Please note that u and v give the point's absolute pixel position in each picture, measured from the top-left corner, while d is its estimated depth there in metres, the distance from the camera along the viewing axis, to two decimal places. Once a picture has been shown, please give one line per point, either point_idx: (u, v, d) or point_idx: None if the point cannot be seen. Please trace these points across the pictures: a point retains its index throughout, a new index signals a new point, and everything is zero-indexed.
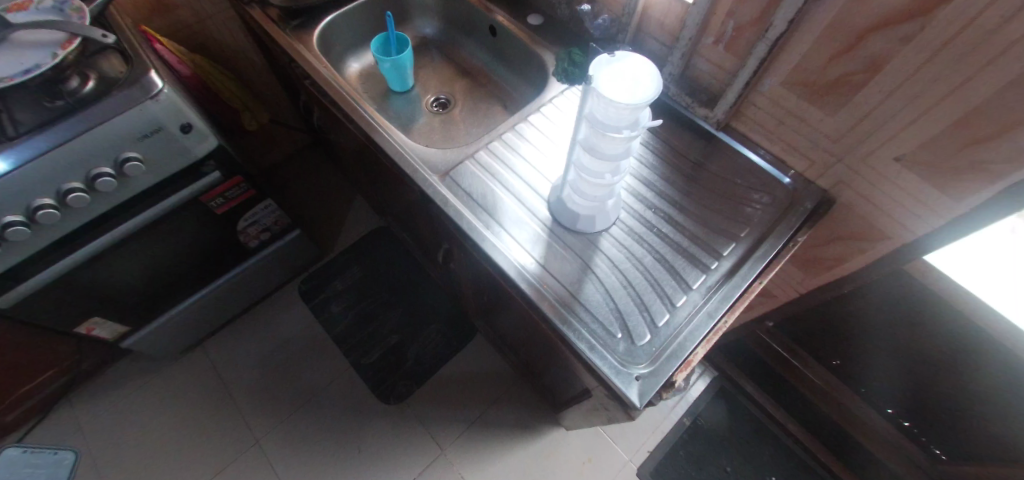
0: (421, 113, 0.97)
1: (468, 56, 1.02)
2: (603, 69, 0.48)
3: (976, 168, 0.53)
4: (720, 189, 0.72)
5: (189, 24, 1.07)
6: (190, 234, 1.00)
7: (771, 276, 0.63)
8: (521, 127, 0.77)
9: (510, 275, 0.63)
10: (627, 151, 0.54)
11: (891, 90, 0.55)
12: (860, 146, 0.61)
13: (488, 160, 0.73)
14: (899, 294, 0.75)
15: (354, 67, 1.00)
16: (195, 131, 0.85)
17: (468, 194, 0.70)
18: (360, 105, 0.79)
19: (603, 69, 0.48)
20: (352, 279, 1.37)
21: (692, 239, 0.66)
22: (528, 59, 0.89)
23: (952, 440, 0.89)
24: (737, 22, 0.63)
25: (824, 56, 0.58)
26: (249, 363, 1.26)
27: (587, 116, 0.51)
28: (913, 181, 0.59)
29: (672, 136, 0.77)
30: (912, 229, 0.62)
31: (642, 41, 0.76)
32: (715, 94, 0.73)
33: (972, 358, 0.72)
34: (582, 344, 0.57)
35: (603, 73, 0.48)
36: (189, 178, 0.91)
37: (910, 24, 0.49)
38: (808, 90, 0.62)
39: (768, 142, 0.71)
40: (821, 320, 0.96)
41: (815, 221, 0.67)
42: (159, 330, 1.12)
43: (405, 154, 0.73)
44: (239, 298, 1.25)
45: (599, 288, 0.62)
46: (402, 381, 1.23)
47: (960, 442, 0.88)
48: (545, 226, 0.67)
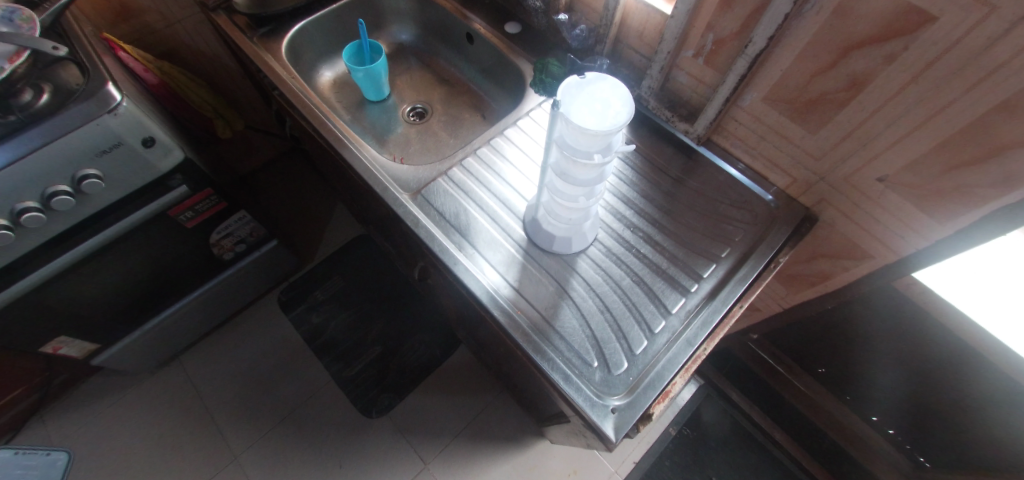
0: (397, 123, 0.93)
1: (446, 64, 0.99)
2: (572, 93, 0.46)
3: (960, 191, 0.51)
4: (701, 207, 0.70)
5: (157, 29, 1.03)
6: (159, 249, 0.97)
7: (752, 299, 0.61)
8: (497, 142, 0.74)
9: (482, 300, 0.60)
10: (599, 176, 0.51)
11: (873, 110, 0.53)
12: (842, 166, 0.59)
13: (462, 177, 0.70)
14: (883, 310, 0.74)
15: (327, 76, 0.96)
16: (159, 145, 0.81)
17: (440, 214, 0.67)
18: (329, 119, 0.76)
19: (571, 91, 0.46)
20: (333, 289, 1.34)
21: (672, 260, 0.64)
22: (506, 69, 0.86)
23: (936, 449, 0.89)
24: (717, 35, 0.60)
25: (804, 73, 0.56)
26: (226, 377, 1.22)
27: (557, 140, 0.49)
28: (896, 202, 0.57)
29: (652, 150, 0.75)
30: (897, 249, 0.60)
31: (620, 53, 0.74)
32: (695, 107, 0.71)
33: (958, 374, 0.71)
34: (556, 374, 0.55)
35: (572, 98, 0.46)
36: (155, 192, 0.87)
37: (892, 44, 0.47)
38: (788, 107, 0.60)
39: (749, 158, 0.69)
40: (806, 332, 0.95)
41: (798, 239, 0.65)
42: (131, 346, 1.09)
43: (375, 171, 0.71)
44: (215, 311, 1.21)
45: (574, 314, 0.60)
46: (384, 394, 1.20)
47: (943, 451, 0.88)
48: (520, 247, 0.65)
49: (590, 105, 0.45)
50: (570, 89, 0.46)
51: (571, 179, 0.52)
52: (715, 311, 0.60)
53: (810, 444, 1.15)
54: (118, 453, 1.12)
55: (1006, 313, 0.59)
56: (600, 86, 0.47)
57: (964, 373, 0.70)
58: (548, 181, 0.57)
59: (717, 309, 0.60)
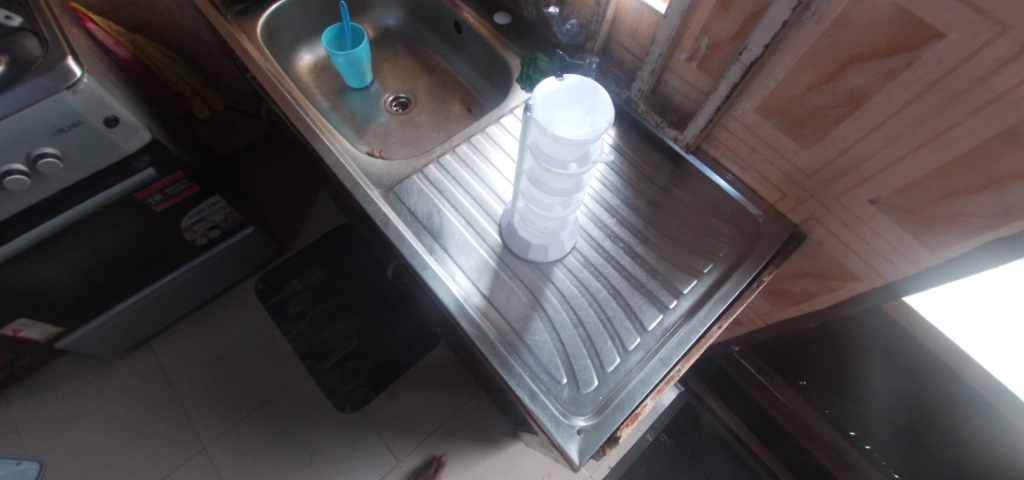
0: (378, 112, 0.89)
1: (432, 52, 0.94)
2: (549, 96, 0.42)
3: (954, 219, 0.48)
4: (686, 218, 0.67)
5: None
6: (127, 232, 0.93)
7: (731, 319, 0.59)
8: (478, 139, 0.71)
9: (450, 308, 0.57)
10: (576, 186, 0.48)
11: (870, 128, 0.50)
12: (834, 184, 0.56)
13: (438, 175, 0.67)
14: (868, 331, 0.72)
15: (306, 59, 0.91)
16: (123, 124, 0.77)
17: (412, 213, 0.64)
18: (302, 107, 0.72)
19: (547, 95, 0.42)
20: (312, 278, 1.31)
21: (652, 273, 0.62)
22: (494, 62, 0.82)
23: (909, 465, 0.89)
24: (712, 39, 0.57)
25: (801, 85, 0.52)
26: (197, 365, 1.19)
27: (531, 146, 0.45)
28: (887, 226, 0.55)
29: (640, 156, 0.72)
30: (886, 273, 0.58)
31: (612, 51, 0.70)
32: (686, 114, 0.67)
33: (941, 400, 0.69)
34: (522, 391, 0.53)
35: (548, 102, 0.42)
36: (120, 174, 0.82)
37: (894, 59, 0.44)
38: (782, 119, 0.57)
39: (739, 170, 0.67)
40: (790, 346, 0.93)
41: (783, 258, 0.63)
42: (98, 330, 1.05)
43: (346, 164, 0.67)
44: (188, 296, 1.18)
45: (546, 326, 0.57)
46: (359, 388, 1.18)
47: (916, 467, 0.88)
48: (494, 252, 0.62)
49: (566, 110, 0.42)
50: (546, 91, 0.43)
51: (546, 187, 0.49)
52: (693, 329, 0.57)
53: (787, 457, 1.13)
54: (82, 439, 1.09)
55: (995, 344, 0.57)
56: (579, 90, 0.43)
57: (949, 398, 0.68)
58: (523, 187, 0.54)
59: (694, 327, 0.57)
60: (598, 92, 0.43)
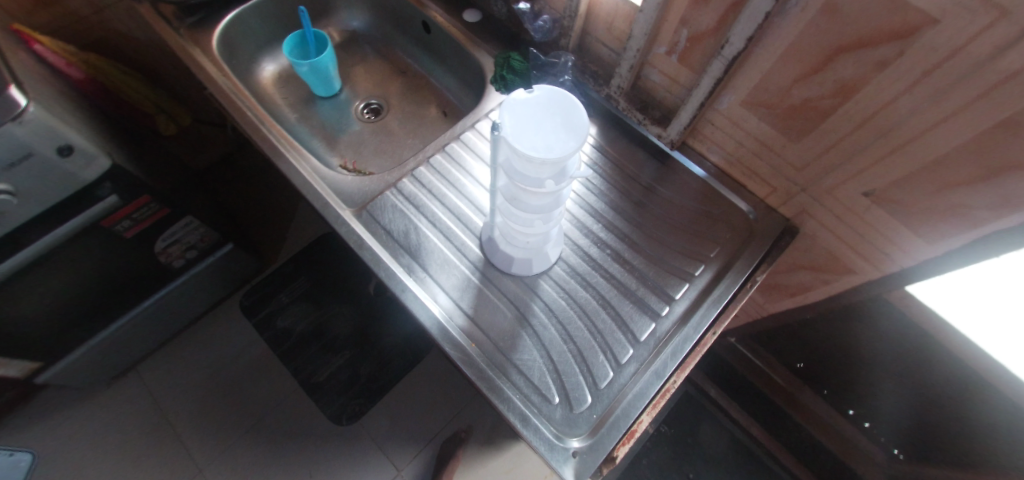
0: (350, 121, 0.85)
1: (403, 54, 0.90)
2: (518, 111, 0.39)
3: (952, 211, 0.46)
4: (674, 218, 0.65)
5: (83, 16, 0.92)
6: (98, 261, 0.88)
7: (726, 324, 0.57)
8: (453, 147, 0.68)
9: (433, 332, 0.55)
10: (555, 201, 0.45)
11: (862, 120, 0.47)
12: (825, 177, 0.54)
13: (413, 189, 0.64)
14: (866, 319, 0.71)
15: (270, 70, 0.87)
16: (78, 152, 0.72)
17: (388, 232, 0.61)
18: (265, 125, 0.68)
19: (515, 110, 0.39)
20: (298, 291, 1.27)
21: (642, 280, 0.59)
22: (467, 62, 0.79)
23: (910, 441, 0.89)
24: (691, 30, 0.53)
25: (787, 77, 0.49)
26: (187, 388, 1.17)
27: (504, 164, 0.42)
28: (882, 218, 0.52)
29: (623, 155, 0.69)
30: (882, 266, 0.56)
31: (588, 46, 0.67)
32: (669, 109, 0.64)
33: (942, 382, 0.69)
34: (514, 416, 0.50)
35: (516, 117, 0.39)
36: (83, 203, 0.77)
37: (884, 48, 0.41)
38: (768, 112, 0.54)
39: (727, 165, 0.64)
40: (787, 335, 0.92)
41: (776, 255, 0.61)
42: (78, 362, 1.02)
43: (315, 184, 0.64)
44: (171, 318, 1.15)
45: (535, 344, 0.55)
46: (355, 400, 1.16)
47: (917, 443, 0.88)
48: (476, 269, 0.59)
49: (537, 126, 0.39)
50: (515, 105, 0.40)
51: (523, 205, 0.46)
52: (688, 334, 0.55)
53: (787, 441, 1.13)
54: (73, 472, 1.06)
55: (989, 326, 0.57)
56: (551, 101, 0.40)
57: (950, 381, 0.67)
58: (500, 203, 0.51)
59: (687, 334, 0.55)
60: (570, 102, 0.40)
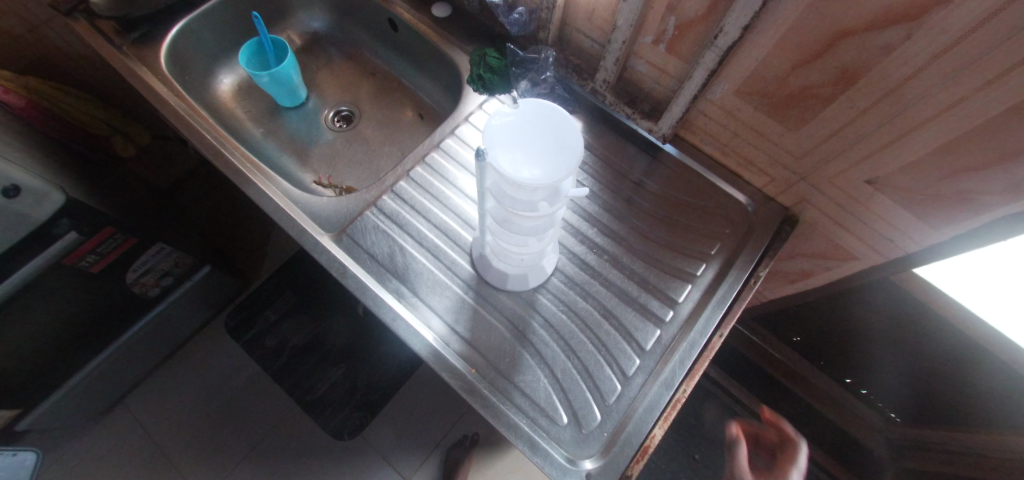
0: (321, 131, 0.80)
1: (370, 54, 0.84)
2: (502, 132, 0.36)
3: (960, 197, 0.44)
4: (671, 216, 0.62)
5: (18, 34, 0.86)
6: (64, 301, 0.82)
7: (733, 324, 0.56)
8: (433, 157, 0.64)
9: (429, 359, 0.52)
10: (549, 221, 0.42)
11: (866, 107, 0.44)
12: (826, 166, 0.52)
13: (395, 206, 0.60)
14: (870, 299, 0.69)
15: (227, 83, 0.80)
16: (25, 190, 0.66)
17: (372, 256, 0.57)
18: (226, 147, 0.62)
19: (500, 131, 0.36)
20: (284, 307, 1.20)
21: (643, 285, 0.57)
22: (439, 61, 0.74)
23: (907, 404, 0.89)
24: (679, 19, 0.49)
25: (785, 64, 0.46)
26: (181, 417, 1.13)
27: (491, 188, 0.39)
28: (886, 206, 0.50)
29: (613, 151, 0.66)
30: (886, 252, 0.54)
31: (568, 38, 0.63)
32: (658, 101, 0.61)
33: (944, 355, 0.69)
34: (522, 443, 0.48)
35: (503, 140, 0.36)
36: (40, 245, 0.71)
37: (890, 32, 0.38)
38: (764, 102, 0.51)
39: (721, 156, 0.62)
40: (787, 314, 0.91)
41: (779, 247, 0.59)
42: (59, 404, 0.96)
43: (288, 209, 0.59)
44: (155, 347, 1.10)
45: (537, 364, 0.52)
46: (355, 413, 1.14)
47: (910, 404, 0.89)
48: (468, 288, 0.56)
49: (526, 148, 0.36)
50: (499, 125, 0.36)
51: (516, 226, 0.43)
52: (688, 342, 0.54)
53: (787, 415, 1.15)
54: None
55: (986, 297, 0.56)
56: (538, 116, 0.37)
57: (952, 354, 0.67)
58: (490, 223, 0.48)
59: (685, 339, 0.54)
60: (559, 117, 0.37)
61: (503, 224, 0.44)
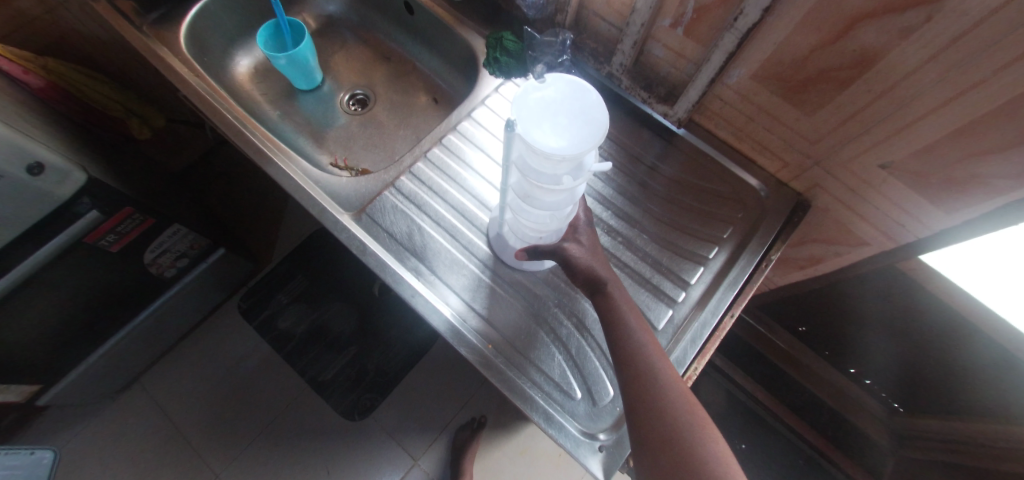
0: (336, 114, 0.81)
1: (385, 38, 0.85)
2: (529, 104, 0.37)
3: (974, 181, 0.45)
4: (685, 200, 0.63)
5: (35, 15, 0.87)
6: (84, 280, 0.84)
7: (744, 305, 0.57)
8: (450, 139, 0.65)
9: (446, 335, 0.53)
10: (569, 196, 0.44)
11: (883, 90, 0.45)
12: (840, 151, 0.52)
13: (413, 187, 0.61)
14: (879, 287, 0.70)
15: (244, 64, 0.81)
16: (51, 169, 0.67)
17: (391, 235, 0.58)
18: (247, 127, 0.64)
19: (527, 102, 0.37)
20: (296, 291, 1.24)
21: (655, 267, 0.59)
22: (456, 44, 0.75)
23: (912, 394, 0.90)
24: (699, 2, 0.50)
25: (803, 47, 0.47)
26: (195, 396, 1.15)
27: (517, 161, 0.40)
28: (899, 191, 0.51)
29: (628, 136, 0.67)
30: (896, 237, 0.55)
31: (586, 21, 0.63)
32: (673, 86, 0.62)
33: (948, 342, 0.70)
34: (537, 415, 0.50)
35: (528, 111, 0.37)
36: (60, 223, 0.72)
37: (910, 15, 0.39)
38: (782, 86, 0.51)
39: (735, 141, 0.62)
40: (795, 303, 0.92)
41: (790, 232, 0.60)
42: (79, 381, 0.99)
43: (308, 189, 0.60)
44: (170, 327, 1.12)
45: (552, 341, 0.54)
46: (366, 395, 1.16)
47: (915, 394, 0.90)
48: (485, 267, 0.57)
49: (552, 120, 0.36)
50: (526, 96, 0.37)
51: (536, 201, 0.44)
52: (581, 247, 0.47)
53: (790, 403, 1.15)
54: None
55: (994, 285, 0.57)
56: (565, 88, 0.37)
57: (956, 342, 0.68)
58: (510, 200, 0.50)
59: (577, 240, 0.48)
60: (586, 90, 0.37)
61: (525, 199, 0.45)
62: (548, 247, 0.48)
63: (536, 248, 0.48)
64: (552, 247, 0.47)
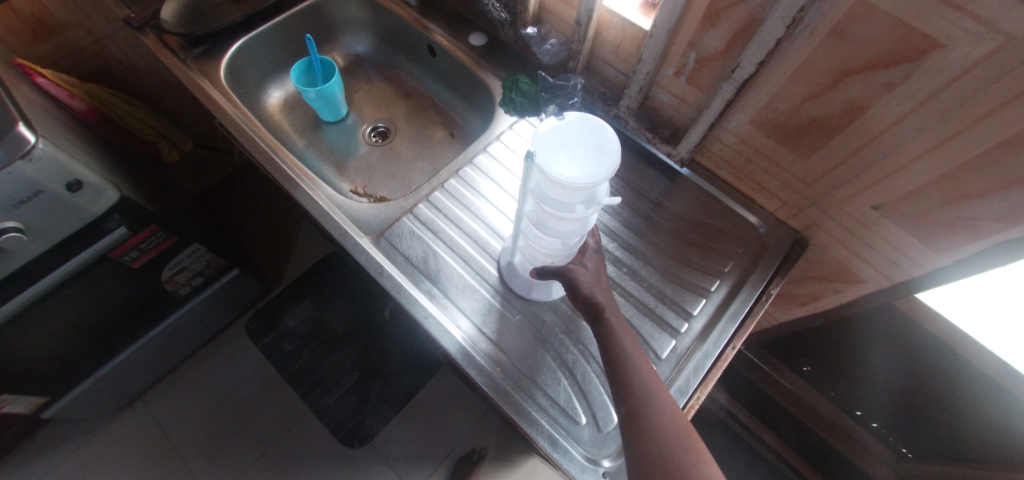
0: (357, 145, 0.86)
1: (407, 77, 0.91)
2: (548, 138, 0.41)
3: (960, 223, 0.48)
4: (688, 236, 0.66)
5: (83, 46, 0.95)
6: (103, 295, 0.86)
7: (745, 338, 0.59)
8: (466, 172, 0.69)
9: (456, 356, 0.55)
10: (581, 226, 0.48)
11: (870, 138, 0.49)
12: (834, 192, 0.56)
13: (430, 214, 0.65)
14: (880, 324, 0.71)
15: (275, 97, 0.88)
16: (87, 187, 0.70)
17: (407, 258, 0.61)
18: (278, 154, 0.68)
19: (547, 136, 0.41)
20: (303, 315, 1.26)
21: (660, 297, 0.61)
22: (473, 84, 0.80)
23: (919, 440, 0.89)
24: (700, 54, 0.55)
25: (796, 97, 0.51)
26: (195, 416, 1.15)
27: (534, 190, 0.44)
28: (892, 231, 0.54)
29: (633, 173, 0.71)
30: (892, 275, 0.57)
31: (595, 68, 0.69)
32: (676, 128, 0.66)
33: (947, 383, 0.71)
34: (542, 439, 0.51)
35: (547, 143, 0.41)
36: (90, 238, 0.76)
37: (891, 71, 0.43)
38: (777, 131, 0.55)
39: (735, 180, 0.66)
40: (796, 341, 0.93)
41: (788, 268, 0.62)
42: (85, 395, 1.00)
43: (331, 212, 0.64)
44: (178, 345, 1.13)
45: (558, 366, 0.55)
46: (366, 421, 1.15)
47: (922, 439, 0.88)
48: (495, 292, 0.60)
49: (569, 152, 0.41)
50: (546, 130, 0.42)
51: (549, 229, 0.49)
52: (586, 270, 0.48)
53: (796, 445, 1.13)
54: None
55: (987, 325, 0.59)
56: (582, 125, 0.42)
57: (958, 382, 0.69)
58: (524, 227, 0.53)
59: (583, 264, 0.49)
60: (600, 128, 0.42)
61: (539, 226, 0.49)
62: (555, 268, 0.49)
63: (543, 268, 0.49)
64: (559, 268, 0.48)
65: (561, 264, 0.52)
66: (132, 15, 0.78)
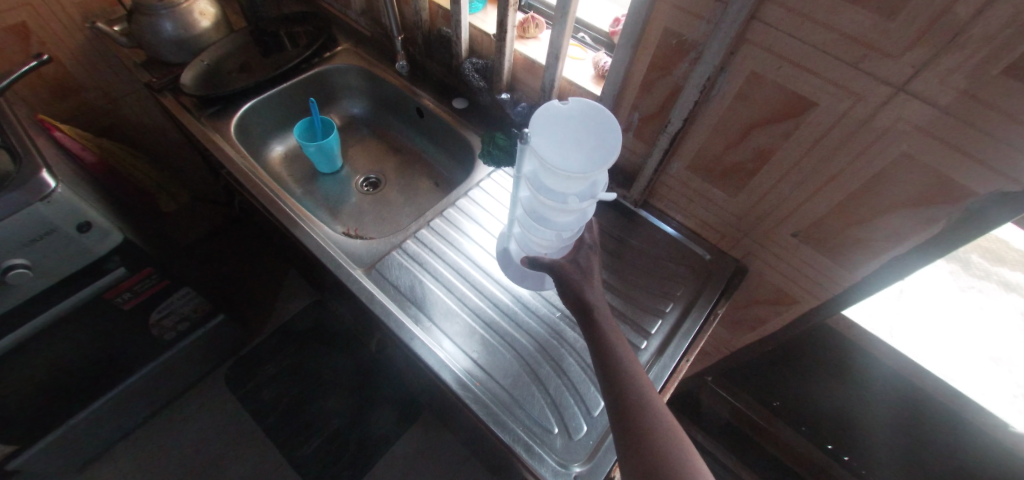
0: (350, 193, 0.95)
1: (397, 135, 1.03)
2: (549, 127, 0.51)
3: (858, 244, 0.58)
4: (644, 265, 0.75)
5: (98, 106, 1.05)
6: (90, 338, 0.88)
7: (696, 352, 0.67)
8: (450, 212, 0.78)
9: (439, 373, 0.60)
10: (576, 219, 0.57)
11: (779, 177, 0.60)
12: (761, 223, 0.67)
13: (417, 248, 0.72)
14: (823, 345, 0.79)
15: (278, 150, 0.98)
16: (96, 228, 0.75)
17: (396, 287, 0.68)
18: (280, 198, 0.76)
19: (549, 127, 0.51)
20: (285, 362, 1.27)
21: (622, 318, 0.69)
22: (456, 140, 0.92)
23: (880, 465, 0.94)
24: (641, 114, 0.68)
25: (720, 145, 0.63)
26: (165, 470, 1.11)
27: (532, 178, 0.54)
28: (811, 255, 0.64)
29: (597, 214, 0.81)
30: (819, 294, 0.66)
31: None
32: (630, 174, 0.78)
33: (887, 400, 0.78)
34: (519, 447, 0.55)
35: (549, 131, 0.50)
36: (90, 277, 0.80)
37: (782, 124, 0.55)
38: (709, 174, 0.67)
39: (682, 218, 0.77)
40: (759, 373, 1.00)
41: (731, 292, 0.72)
42: (54, 445, 0.97)
43: (328, 248, 0.71)
44: (154, 394, 1.12)
45: (532, 381, 0.61)
46: (345, 470, 1.13)
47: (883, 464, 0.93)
48: (475, 315, 0.66)
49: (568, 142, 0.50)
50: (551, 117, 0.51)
51: (542, 216, 0.58)
52: (574, 272, 0.58)
53: None
54: None
55: (905, 339, 0.68)
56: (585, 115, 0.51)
57: (896, 397, 0.76)
58: (519, 216, 0.63)
59: (569, 267, 0.58)
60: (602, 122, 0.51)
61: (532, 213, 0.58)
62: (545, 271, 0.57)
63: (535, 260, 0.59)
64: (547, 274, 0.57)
65: (557, 257, 0.62)
66: (154, 80, 0.89)
